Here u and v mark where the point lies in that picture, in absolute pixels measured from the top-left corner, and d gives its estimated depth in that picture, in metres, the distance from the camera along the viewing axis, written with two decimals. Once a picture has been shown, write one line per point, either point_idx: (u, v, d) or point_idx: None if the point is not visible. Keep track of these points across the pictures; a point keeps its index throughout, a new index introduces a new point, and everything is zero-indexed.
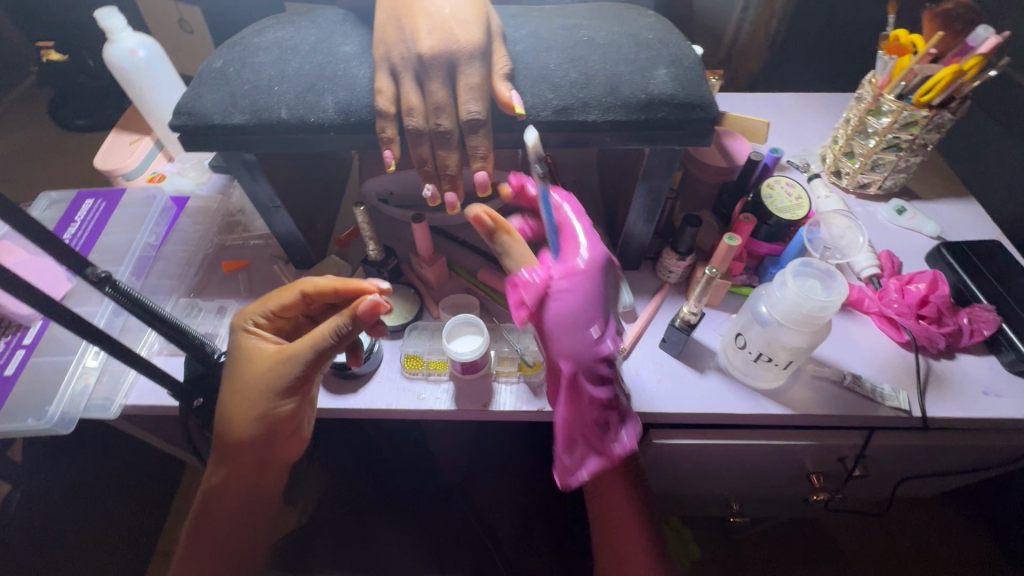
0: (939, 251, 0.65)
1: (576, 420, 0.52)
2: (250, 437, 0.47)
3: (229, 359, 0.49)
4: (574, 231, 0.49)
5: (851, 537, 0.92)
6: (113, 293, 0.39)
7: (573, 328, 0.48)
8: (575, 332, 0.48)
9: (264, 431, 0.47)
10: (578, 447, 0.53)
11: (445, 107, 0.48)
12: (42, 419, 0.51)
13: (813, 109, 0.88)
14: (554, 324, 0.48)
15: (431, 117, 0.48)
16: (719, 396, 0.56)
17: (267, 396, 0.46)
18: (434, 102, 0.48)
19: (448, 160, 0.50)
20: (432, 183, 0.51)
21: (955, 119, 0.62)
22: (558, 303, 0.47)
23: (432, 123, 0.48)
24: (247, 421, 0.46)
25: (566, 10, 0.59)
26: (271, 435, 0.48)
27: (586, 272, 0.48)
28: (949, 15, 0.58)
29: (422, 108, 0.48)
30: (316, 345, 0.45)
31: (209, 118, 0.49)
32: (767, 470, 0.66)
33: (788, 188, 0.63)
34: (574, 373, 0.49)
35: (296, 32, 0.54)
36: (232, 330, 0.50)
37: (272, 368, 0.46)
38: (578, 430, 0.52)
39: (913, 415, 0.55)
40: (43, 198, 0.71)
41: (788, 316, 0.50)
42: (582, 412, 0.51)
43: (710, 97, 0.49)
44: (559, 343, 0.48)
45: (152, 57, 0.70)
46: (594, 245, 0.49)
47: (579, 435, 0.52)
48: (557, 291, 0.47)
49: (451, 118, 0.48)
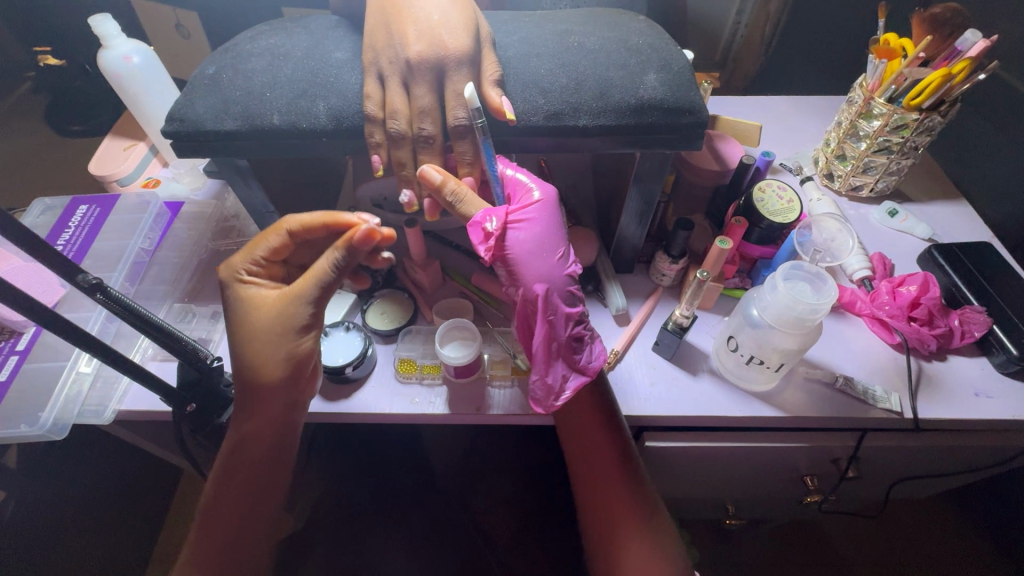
0: (931, 252, 0.65)
1: (550, 346, 0.50)
2: (284, 374, 0.48)
3: (231, 308, 0.49)
4: (517, 175, 0.51)
5: (850, 539, 0.92)
6: (104, 300, 0.39)
7: (540, 252, 0.49)
8: (544, 255, 0.49)
9: (291, 371, 0.48)
10: (555, 372, 0.51)
11: (429, 111, 0.49)
12: (35, 425, 0.51)
13: (806, 113, 0.89)
14: (521, 251, 0.48)
15: (416, 121, 0.50)
16: (713, 399, 0.56)
17: (292, 331, 0.47)
18: (419, 107, 0.49)
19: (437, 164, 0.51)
20: (410, 189, 0.53)
21: (946, 122, 0.63)
22: (522, 231, 0.48)
23: (416, 129, 0.50)
24: (275, 362, 0.47)
25: (558, 15, 0.59)
26: (297, 375, 0.49)
27: (541, 203, 0.50)
28: (937, 18, 0.59)
29: (406, 111, 0.49)
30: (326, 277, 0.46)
31: (202, 125, 0.49)
32: (762, 472, 0.66)
33: (779, 190, 0.63)
34: (549, 297, 0.49)
35: (288, 39, 0.54)
36: (224, 283, 0.50)
37: (288, 302, 0.47)
38: (557, 354, 0.51)
39: (904, 417, 0.55)
40: (37, 203, 0.71)
41: (779, 319, 0.50)
42: (556, 335, 0.50)
43: (701, 102, 0.49)
44: (527, 266, 0.48)
45: (146, 63, 0.70)
46: (541, 183, 0.51)
47: (554, 360, 0.51)
48: (519, 219, 0.49)
49: (436, 124, 0.50)
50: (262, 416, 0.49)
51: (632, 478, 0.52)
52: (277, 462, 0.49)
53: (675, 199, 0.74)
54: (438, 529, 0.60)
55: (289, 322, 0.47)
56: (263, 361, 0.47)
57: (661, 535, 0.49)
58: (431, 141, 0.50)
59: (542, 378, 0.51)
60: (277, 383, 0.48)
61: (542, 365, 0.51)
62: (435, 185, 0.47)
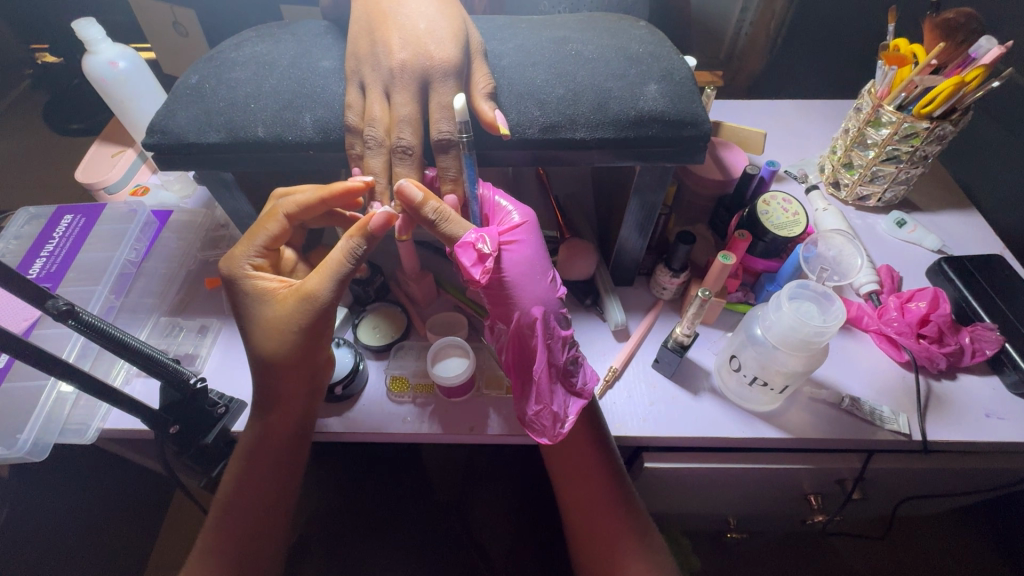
0: (940, 266, 0.63)
1: (550, 370, 0.49)
2: (311, 363, 0.48)
3: (243, 308, 0.47)
4: (497, 200, 0.50)
5: (855, 553, 0.90)
6: (78, 325, 0.38)
7: (534, 274, 0.47)
8: (537, 277, 0.47)
9: (312, 367, 0.49)
10: (558, 399, 0.49)
11: (409, 120, 0.46)
12: (13, 448, 0.50)
13: (812, 117, 0.86)
14: (515, 273, 0.47)
15: (394, 131, 0.46)
16: (714, 420, 0.55)
17: (317, 322, 0.46)
18: (399, 116, 0.46)
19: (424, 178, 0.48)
20: (381, 201, 0.48)
21: (957, 131, 0.60)
22: (513, 253, 0.47)
23: (394, 139, 0.46)
24: (297, 361, 0.47)
25: (555, 21, 0.57)
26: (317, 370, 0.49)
27: (527, 225, 0.48)
28: (950, 24, 0.56)
29: (386, 119, 0.47)
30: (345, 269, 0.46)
31: (183, 137, 0.47)
32: (765, 491, 0.64)
33: (784, 203, 0.62)
34: (547, 319, 0.47)
35: (274, 46, 0.52)
36: (227, 280, 0.47)
37: (303, 296, 0.46)
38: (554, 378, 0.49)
39: (913, 439, 0.53)
40: (21, 213, 0.69)
41: (783, 340, 0.48)
42: (554, 359, 0.49)
43: (703, 114, 0.47)
44: (521, 289, 0.47)
45: (133, 68, 0.68)
46: (520, 206, 0.50)
47: (555, 384, 0.49)
48: (508, 240, 0.47)
49: (417, 134, 0.46)
50: (287, 414, 0.49)
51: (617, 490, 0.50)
52: (290, 476, 0.49)
53: (677, 209, 0.72)
54: (432, 546, 0.58)
55: (313, 313, 0.46)
56: (298, 357, 0.47)
57: (650, 545, 0.49)
58: (410, 152, 0.46)
59: (544, 406, 0.49)
60: (309, 373, 0.49)
61: (544, 391, 0.49)
62: (414, 204, 0.43)
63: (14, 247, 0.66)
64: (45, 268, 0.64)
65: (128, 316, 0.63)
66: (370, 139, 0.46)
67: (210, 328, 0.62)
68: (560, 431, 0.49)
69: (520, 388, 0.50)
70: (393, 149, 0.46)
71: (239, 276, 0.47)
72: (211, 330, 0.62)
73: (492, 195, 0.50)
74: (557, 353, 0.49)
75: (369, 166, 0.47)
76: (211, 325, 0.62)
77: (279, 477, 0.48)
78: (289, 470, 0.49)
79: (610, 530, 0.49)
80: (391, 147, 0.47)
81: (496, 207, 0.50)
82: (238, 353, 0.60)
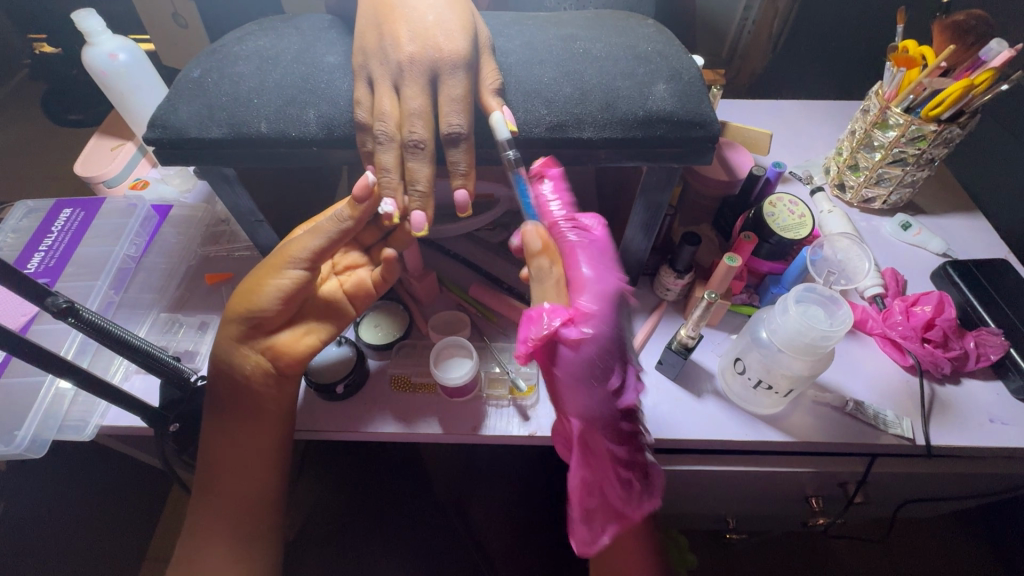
0: (945, 269, 0.63)
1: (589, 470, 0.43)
2: (261, 308, 0.46)
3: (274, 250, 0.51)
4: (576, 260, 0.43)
5: (852, 554, 0.91)
6: (76, 323, 0.37)
7: (580, 381, 0.42)
8: (584, 386, 0.42)
9: (266, 312, 0.47)
10: (594, 525, 0.43)
11: (421, 114, 0.46)
12: (11, 445, 0.49)
13: (817, 118, 0.86)
14: (563, 373, 0.42)
15: (406, 126, 0.46)
16: (717, 422, 0.54)
17: (280, 262, 0.47)
18: (409, 109, 0.46)
19: (417, 172, 0.46)
20: (393, 197, 0.46)
21: (965, 134, 0.60)
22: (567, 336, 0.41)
23: (406, 133, 0.45)
24: (256, 299, 0.46)
25: (562, 18, 0.56)
26: (264, 319, 0.47)
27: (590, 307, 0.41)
28: (961, 26, 0.55)
29: (396, 114, 0.46)
30: (330, 232, 0.47)
31: (184, 131, 0.46)
32: (767, 493, 0.64)
33: (790, 205, 0.61)
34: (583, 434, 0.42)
35: (278, 40, 0.52)
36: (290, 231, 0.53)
37: (293, 243, 0.47)
38: (595, 498, 0.43)
39: (917, 444, 0.53)
40: (20, 206, 0.68)
41: (788, 344, 0.48)
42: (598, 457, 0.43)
43: (712, 115, 0.47)
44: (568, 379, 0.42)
45: (133, 60, 0.67)
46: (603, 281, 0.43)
47: (592, 509, 0.43)
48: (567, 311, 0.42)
49: (428, 128, 0.46)
50: (218, 350, 0.47)
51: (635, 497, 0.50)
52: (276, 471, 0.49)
53: (682, 209, 0.72)
54: (431, 543, 0.58)
55: (285, 253, 0.47)
56: (249, 294, 0.47)
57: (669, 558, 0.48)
58: (422, 145, 0.45)
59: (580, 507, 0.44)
60: (247, 312, 0.46)
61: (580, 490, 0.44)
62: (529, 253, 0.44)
63: (12, 241, 0.66)
64: (43, 262, 0.63)
65: (128, 312, 0.63)
66: (382, 135, 0.45)
67: (211, 324, 0.61)
68: (590, 547, 0.43)
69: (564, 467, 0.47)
70: (406, 143, 0.46)
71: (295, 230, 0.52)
72: (211, 326, 0.61)
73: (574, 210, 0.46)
74: (602, 473, 0.43)
75: (379, 161, 0.46)
76: (211, 321, 0.62)
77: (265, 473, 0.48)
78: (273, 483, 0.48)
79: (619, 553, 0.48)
80: (404, 142, 0.46)
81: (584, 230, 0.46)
82: None
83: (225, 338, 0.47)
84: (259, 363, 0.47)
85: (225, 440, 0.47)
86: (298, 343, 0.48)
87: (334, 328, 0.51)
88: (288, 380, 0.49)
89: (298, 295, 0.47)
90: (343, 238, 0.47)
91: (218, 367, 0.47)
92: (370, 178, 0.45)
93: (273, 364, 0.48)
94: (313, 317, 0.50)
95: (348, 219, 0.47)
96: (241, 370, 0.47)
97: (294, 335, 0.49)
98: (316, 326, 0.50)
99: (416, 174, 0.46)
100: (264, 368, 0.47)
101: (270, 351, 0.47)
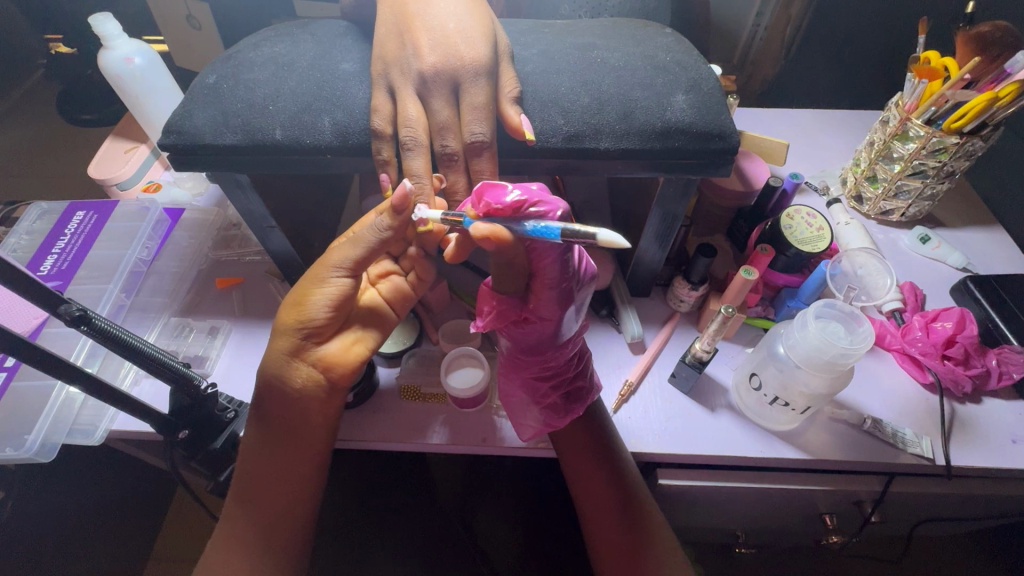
0: (966, 284, 0.62)
1: (547, 399, 0.51)
2: (318, 320, 0.44)
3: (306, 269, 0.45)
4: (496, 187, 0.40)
5: (859, 567, 0.89)
6: (89, 330, 0.37)
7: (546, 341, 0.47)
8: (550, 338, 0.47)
9: (319, 326, 0.44)
10: (554, 400, 0.52)
11: (450, 128, 0.47)
12: (20, 449, 0.49)
13: (833, 127, 0.85)
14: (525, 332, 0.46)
15: (435, 138, 0.47)
16: (731, 438, 0.53)
17: (322, 272, 0.44)
18: (438, 122, 0.47)
19: (456, 185, 0.48)
20: (425, 205, 0.45)
21: (988, 146, 0.58)
22: (539, 330, 0.46)
23: (437, 145, 0.46)
24: (309, 312, 0.43)
25: (578, 26, 0.56)
26: (319, 332, 0.44)
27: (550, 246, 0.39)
28: (984, 37, 0.54)
29: (423, 122, 0.46)
30: (370, 241, 0.44)
31: (199, 137, 0.46)
32: (778, 510, 0.62)
33: (808, 217, 0.61)
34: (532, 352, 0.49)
35: (293, 47, 0.52)
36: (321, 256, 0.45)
37: (331, 252, 0.45)
38: (543, 386, 0.51)
39: (937, 464, 0.51)
40: (33, 208, 0.68)
41: (809, 360, 0.47)
42: (543, 387, 0.51)
43: (732, 126, 0.46)
44: (542, 344, 0.48)
45: (148, 64, 0.67)
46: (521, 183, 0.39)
47: (544, 390, 0.51)
48: (534, 298, 0.43)
49: (458, 140, 0.47)
50: (267, 360, 0.44)
51: (626, 507, 0.48)
52: (303, 491, 0.45)
53: (695, 219, 0.72)
54: (436, 550, 0.58)
55: (324, 262, 0.44)
56: (296, 302, 0.44)
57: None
58: (455, 159, 0.47)
59: (535, 395, 0.51)
60: (298, 322, 0.43)
61: (543, 400, 0.51)
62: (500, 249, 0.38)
63: (25, 243, 0.66)
64: (56, 264, 0.63)
65: (138, 316, 0.63)
66: (409, 142, 0.45)
67: (221, 329, 0.61)
68: (542, 419, 0.52)
69: (522, 384, 0.51)
70: (438, 156, 0.47)
71: (330, 249, 0.45)
72: (221, 331, 0.61)
73: (521, 212, 0.38)
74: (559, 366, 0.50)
75: (409, 169, 0.46)
76: (221, 326, 0.62)
77: (290, 493, 0.45)
78: (300, 501, 0.45)
79: (609, 513, 0.48)
80: (436, 155, 0.47)
81: (545, 214, 0.38)
82: (251, 355, 0.59)
83: (276, 350, 0.44)
84: (311, 375, 0.44)
85: (253, 458, 0.45)
86: (348, 353, 0.45)
87: (380, 335, 0.48)
88: (337, 393, 0.46)
89: (349, 301, 0.45)
90: (383, 249, 0.44)
91: (266, 379, 0.44)
92: (409, 184, 0.41)
93: (325, 375, 0.45)
94: (360, 325, 0.47)
95: (387, 230, 0.44)
96: (292, 383, 0.44)
97: (344, 345, 0.46)
98: (364, 335, 0.47)
99: (454, 187, 0.48)
100: (315, 381, 0.44)
101: (322, 362, 0.44)
